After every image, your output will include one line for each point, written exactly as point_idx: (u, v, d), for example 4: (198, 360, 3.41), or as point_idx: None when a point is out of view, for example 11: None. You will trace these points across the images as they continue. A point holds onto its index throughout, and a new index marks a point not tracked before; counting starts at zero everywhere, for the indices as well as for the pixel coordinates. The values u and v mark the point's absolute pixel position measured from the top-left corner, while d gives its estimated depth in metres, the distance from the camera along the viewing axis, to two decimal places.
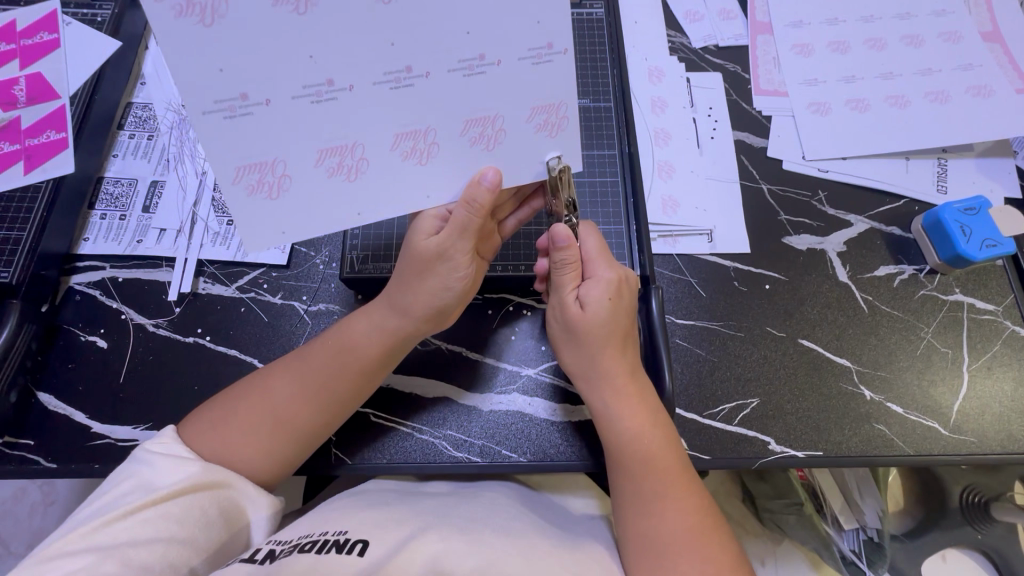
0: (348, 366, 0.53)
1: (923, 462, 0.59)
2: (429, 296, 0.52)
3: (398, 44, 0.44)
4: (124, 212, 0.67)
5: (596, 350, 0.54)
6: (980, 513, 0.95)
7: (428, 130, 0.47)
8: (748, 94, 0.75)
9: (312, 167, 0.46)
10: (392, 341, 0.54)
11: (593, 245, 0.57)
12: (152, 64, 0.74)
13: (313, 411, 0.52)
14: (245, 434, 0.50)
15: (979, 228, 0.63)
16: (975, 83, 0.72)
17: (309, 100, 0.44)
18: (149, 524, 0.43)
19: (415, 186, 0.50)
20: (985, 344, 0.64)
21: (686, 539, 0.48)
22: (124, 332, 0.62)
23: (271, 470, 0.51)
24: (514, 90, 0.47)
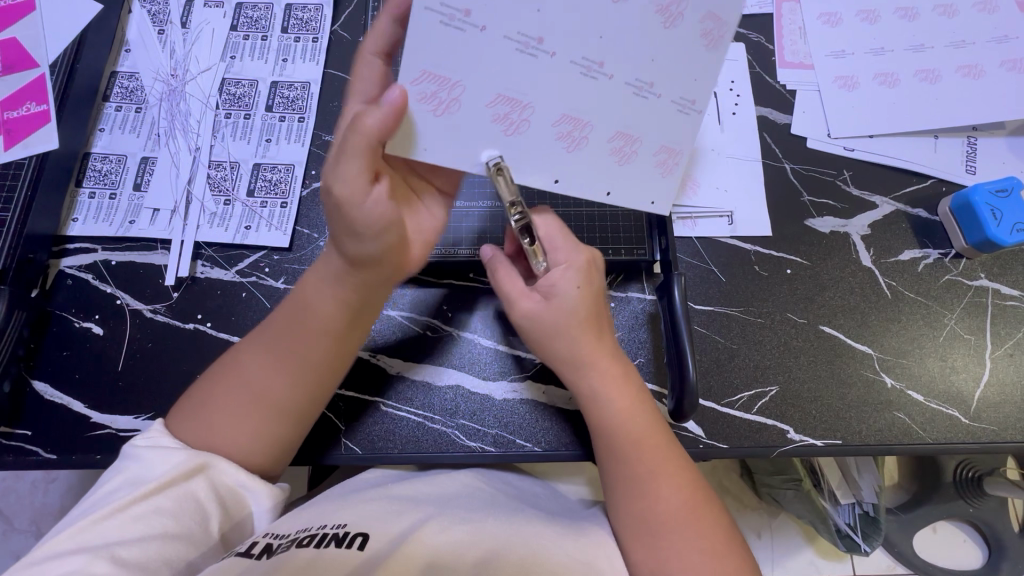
0: (300, 321, 0.50)
1: (940, 450, 0.59)
2: (347, 239, 0.46)
3: (605, 38, 0.46)
4: (114, 190, 0.63)
5: (571, 332, 0.51)
6: (973, 487, 0.96)
7: (587, 123, 0.49)
8: (772, 66, 0.71)
9: (484, 106, 0.47)
10: (342, 292, 0.49)
11: (555, 232, 0.54)
12: (137, 29, 0.69)
13: (273, 374, 0.49)
14: (211, 410, 0.48)
15: (1010, 211, 0.61)
16: (1011, 56, 0.69)
17: (516, 46, 0.45)
18: (139, 521, 0.42)
19: (552, 164, 0.50)
20: (1009, 330, 0.62)
21: (679, 517, 0.47)
22: (120, 318, 0.60)
23: (246, 448, 0.48)
24: (547, 83, 0.47)
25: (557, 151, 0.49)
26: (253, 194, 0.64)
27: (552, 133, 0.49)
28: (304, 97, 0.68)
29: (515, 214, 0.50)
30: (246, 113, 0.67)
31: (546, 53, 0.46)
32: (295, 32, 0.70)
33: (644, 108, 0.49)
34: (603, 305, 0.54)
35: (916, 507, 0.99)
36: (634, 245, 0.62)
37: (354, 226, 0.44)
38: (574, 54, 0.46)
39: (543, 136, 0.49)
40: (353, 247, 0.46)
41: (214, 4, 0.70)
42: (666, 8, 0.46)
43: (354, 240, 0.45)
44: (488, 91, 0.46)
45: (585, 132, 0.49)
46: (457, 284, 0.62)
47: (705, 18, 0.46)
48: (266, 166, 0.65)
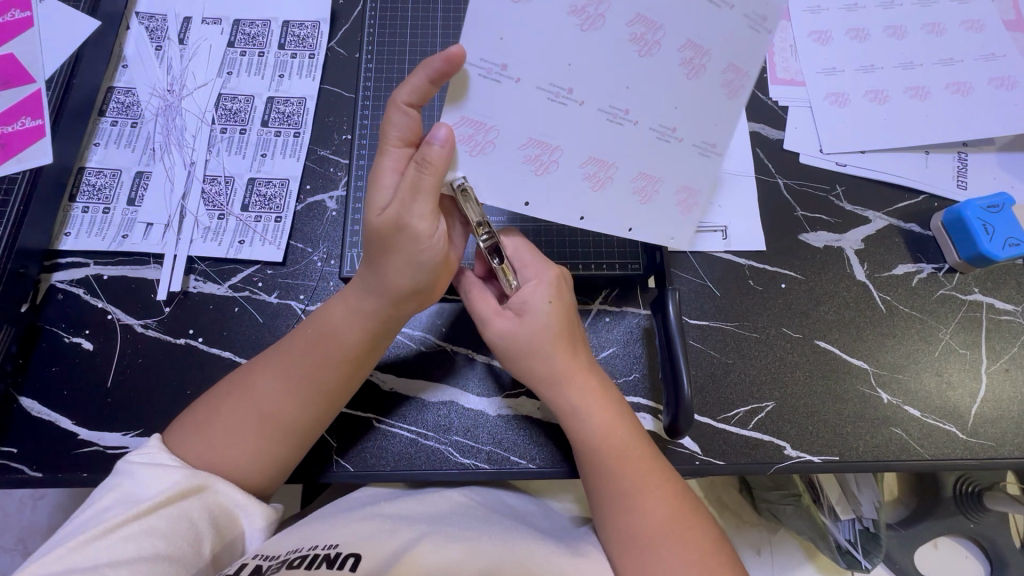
0: (332, 353, 0.50)
1: (937, 466, 0.58)
2: (403, 273, 0.48)
3: (631, 88, 0.47)
4: (108, 204, 0.63)
5: (544, 347, 0.51)
6: (973, 502, 0.95)
7: (612, 165, 0.50)
8: (764, 83, 0.72)
9: (516, 149, 0.47)
10: (376, 325, 0.50)
11: (523, 252, 0.55)
12: (134, 45, 0.69)
13: (299, 405, 0.49)
14: (228, 433, 0.47)
15: (1002, 225, 0.61)
16: (998, 74, 0.69)
17: (549, 96, 0.46)
18: (130, 542, 0.40)
19: (577, 203, 0.51)
20: (1004, 345, 0.62)
21: (668, 531, 0.47)
22: (110, 333, 0.59)
23: (260, 472, 0.49)
24: (573, 128, 0.48)
25: (582, 190, 0.51)
26: (248, 209, 0.64)
27: (579, 174, 0.50)
28: (300, 112, 0.68)
29: (482, 235, 0.50)
30: (242, 128, 0.67)
31: (576, 103, 0.47)
32: (292, 49, 0.71)
33: (652, 148, 0.50)
34: (574, 318, 0.54)
35: (916, 522, 0.98)
36: (628, 260, 0.62)
37: (416, 258, 0.47)
38: (602, 102, 0.47)
39: (570, 177, 0.50)
40: (404, 280, 0.48)
41: (212, 21, 0.71)
42: (691, 60, 0.47)
43: (410, 271, 0.48)
44: (522, 136, 0.47)
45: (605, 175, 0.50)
46: (451, 298, 0.62)
47: (728, 69, 0.47)
48: (261, 181, 0.65)
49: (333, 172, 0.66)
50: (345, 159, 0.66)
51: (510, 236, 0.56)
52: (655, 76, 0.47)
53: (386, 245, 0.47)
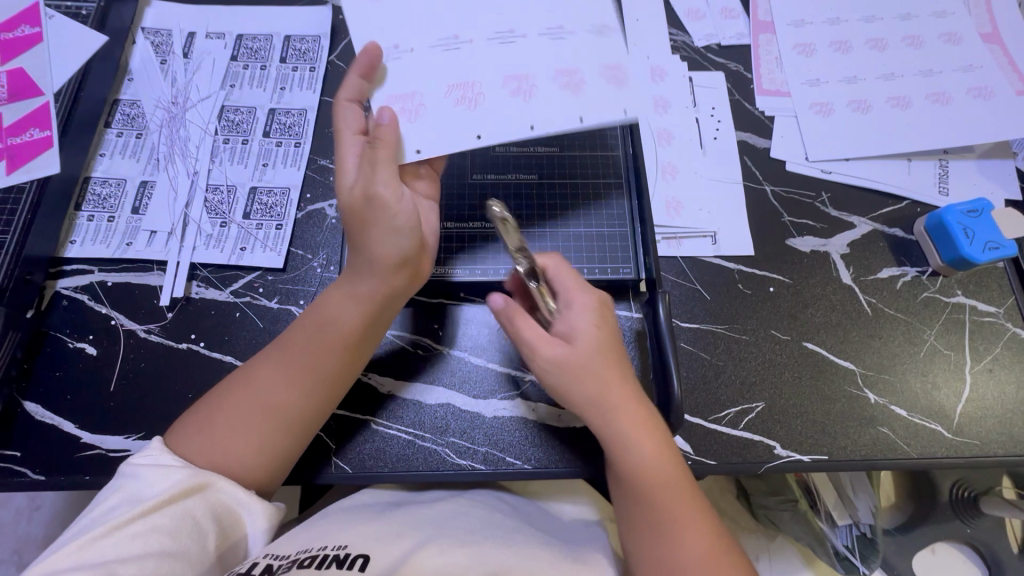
0: (329, 339, 0.52)
1: (925, 465, 0.59)
2: (384, 241, 0.50)
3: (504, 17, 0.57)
4: (113, 213, 0.65)
5: (598, 378, 0.52)
6: (969, 507, 0.96)
7: (526, 78, 0.55)
8: (751, 94, 0.74)
9: (444, 96, 0.53)
10: (372, 310, 0.52)
11: (567, 274, 0.56)
12: (140, 59, 0.72)
13: (298, 393, 0.51)
14: (231, 427, 0.49)
15: (982, 230, 0.63)
16: (976, 84, 0.72)
17: (442, 49, 0.55)
18: (137, 540, 0.42)
19: (523, 119, 0.53)
20: (987, 346, 0.63)
21: (705, 569, 0.48)
22: (114, 338, 0.60)
23: (262, 465, 0.50)
24: (479, 67, 0.55)
25: (516, 105, 0.54)
26: (249, 217, 0.65)
27: (505, 94, 0.54)
28: (300, 123, 0.70)
29: (521, 260, 0.54)
30: (244, 138, 0.69)
31: (465, 43, 0.55)
32: (293, 62, 0.73)
33: (548, 57, 0.56)
34: (617, 344, 0.55)
35: (914, 527, 0.99)
36: (620, 264, 0.63)
37: (393, 224, 0.50)
38: (488, 33, 0.56)
39: (483, 110, 0.54)
40: (387, 247, 0.50)
41: (215, 36, 0.73)
42: None
43: (389, 237, 0.50)
44: (442, 87, 0.54)
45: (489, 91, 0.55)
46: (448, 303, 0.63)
47: None
48: (262, 189, 0.67)
49: (332, 181, 0.68)
50: None
51: (551, 257, 0.57)
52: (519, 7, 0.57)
53: (363, 219, 0.50)
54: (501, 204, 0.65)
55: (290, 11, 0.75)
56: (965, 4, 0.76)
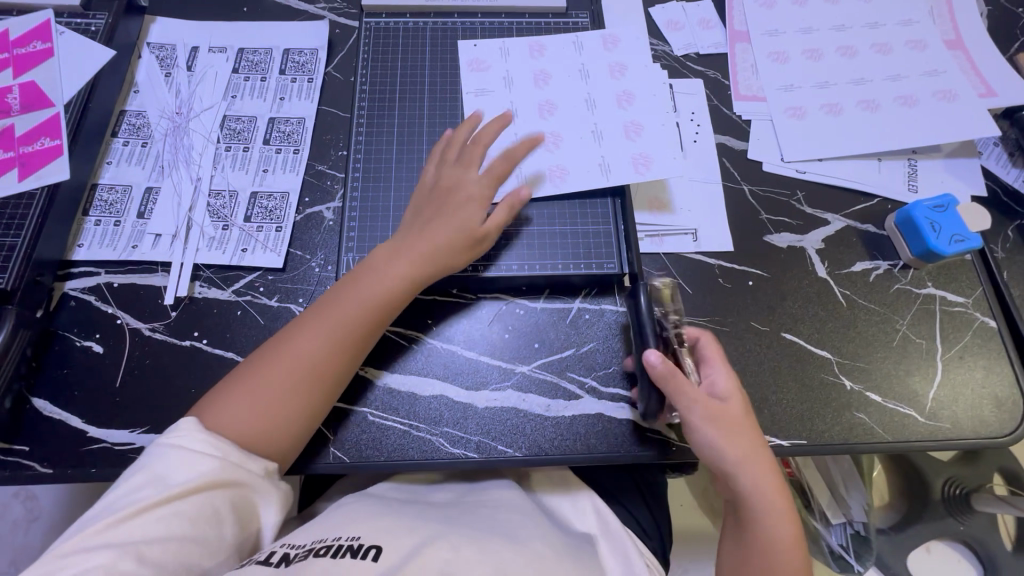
0: (367, 297, 0.58)
1: (900, 448, 0.62)
2: (457, 211, 0.62)
3: (540, 86, 0.71)
4: (119, 218, 0.68)
5: (744, 440, 0.55)
6: (962, 505, 1.01)
7: (601, 130, 0.68)
8: (728, 99, 0.78)
9: (559, 166, 0.67)
10: (407, 273, 0.59)
11: (713, 347, 0.59)
12: (145, 72, 0.75)
13: (337, 348, 0.56)
14: (274, 387, 0.54)
15: (947, 225, 0.67)
16: (941, 88, 0.76)
17: (527, 135, 0.68)
18: (163, 523, 0.45)
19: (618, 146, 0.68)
20: (957, 335, 0.66)
21: None
22: (119, 337, 0.63)
23: (301, 419, 0.55)
24: (573, 137, 0.68)
25: (606, 141, 0.68)
26: (250, 220, 0.68)
27: (584, 139, 0.68)
28: (299, 131, 0.73)
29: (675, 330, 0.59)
30: (245, 146, 0.72)
31: (542, 121, 0.69)
32: (292, 74, 0.76)
33: (590, 95, 0.70)
34: (752, 412, 0.59)
35: (908, 525, 1.03)
36: (604, 260, 0.66)
37: (463, 199, 0.63)
38: (537, 101, 0.70)
39: (657, 134, 0.67)
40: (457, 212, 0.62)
41: (218, 50, 0.77)
42: (534, 48, 0.73)
43: (459, 202, 0.62)
44: (551, 165, 0.67)
45: (646, 129, 0.68)
46: (442, 299, 0.66)
47: (532, 43, 0.73)
48: (263, 194, 0.70)
49: (330, 185, 0.71)
50: (341, 174, 0.71)
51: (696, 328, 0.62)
52: (550, 77, 0.71)
53: (448, 196, 0.63)
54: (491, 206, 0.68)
55: (288, 26, 0.79)
56: (930, 13, 0.81)
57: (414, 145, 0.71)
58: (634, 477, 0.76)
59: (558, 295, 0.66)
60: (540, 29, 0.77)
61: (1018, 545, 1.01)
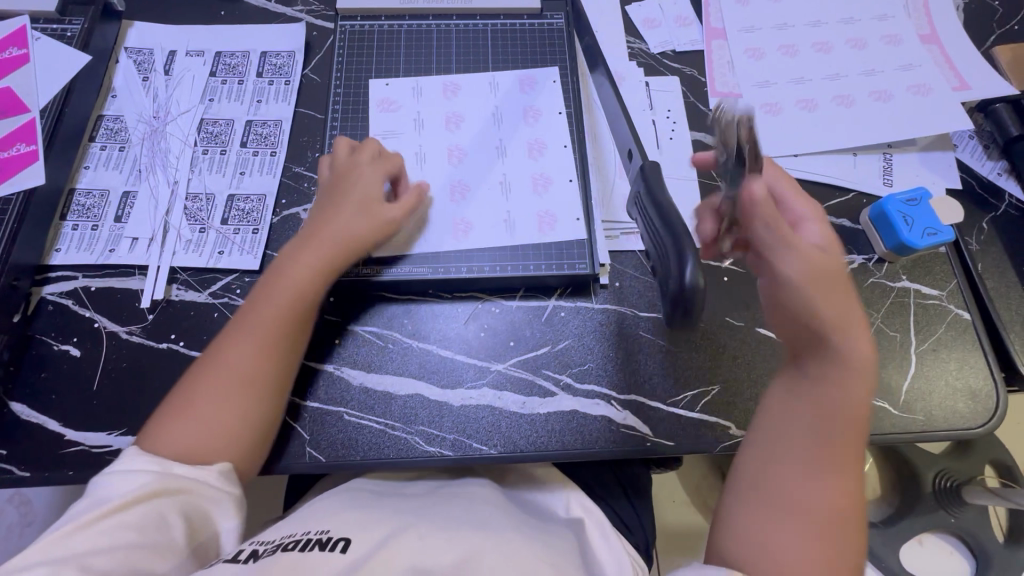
0: (286, 290, 0.58)
1: (875, 440, 0.62)
2: (357, 192, 0.63)
3: (452, 138, 0.72)
4: (96, 222, 0.68)
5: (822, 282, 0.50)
6: (952, 497, 1.02)
7: (507, 184, 0.70)
8: (704, 96, 0.78)
9: (463, 220, 0.68)
10: (320, 260, 0.59)
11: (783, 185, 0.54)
12: (123, 77, 0.75)
13: (267, 351, 0.55)
14: (213, 401, 0.53)
15: (920, 218, 0.67)
16: (916, 82, 0.76)
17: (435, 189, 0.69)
18: (106, 534, 0.44)
19: (525, 199, 0.69)
20: (931, 328, 0.67)
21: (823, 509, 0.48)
22: (97, 340, 0.63)
23: (249, 427, 0.54)
24: (479, 195, 0.69)
25: (510, 198, 0.69)
26: (227, 222, 0.68)
27: (489, 193, 0.69)
28: (276, 133, 0.74)
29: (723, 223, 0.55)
30: (221, 149, 0.72)
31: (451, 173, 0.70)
32: (268, 76, 0.77)
33: (501, 147, 0.71)
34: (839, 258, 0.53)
35: (899, 518, 1.03)
36: (575, 260, 0.66)
37: (358, 177, 0.64)
38: (446, 152, 0.71)
39: (562, 192, 0.69)
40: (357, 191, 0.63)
41: (195, 54, 0.78)
42: (448, 90, 0.74)
43: (353, 181, 0.64)
44: (452, 219, 0.68)
45: (552, 185, 0.70)
46: (419, 299, 0.66)
47: (446, 85, 0.74)
48: (240, 197, 0.70)
49: (307, 187, 0.71)
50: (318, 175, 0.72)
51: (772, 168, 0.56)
52: (463, 129, 0.72)
53: (342, 182, 0.64)
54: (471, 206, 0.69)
55: (265, 29, 0.79)
56: (905, 7, 0.81)
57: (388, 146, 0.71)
58: (615, 473, 0.76)
59: (534, 293, 0.67)
60: (515, 30, 0.78)
61: (1010, 536, 1.03)
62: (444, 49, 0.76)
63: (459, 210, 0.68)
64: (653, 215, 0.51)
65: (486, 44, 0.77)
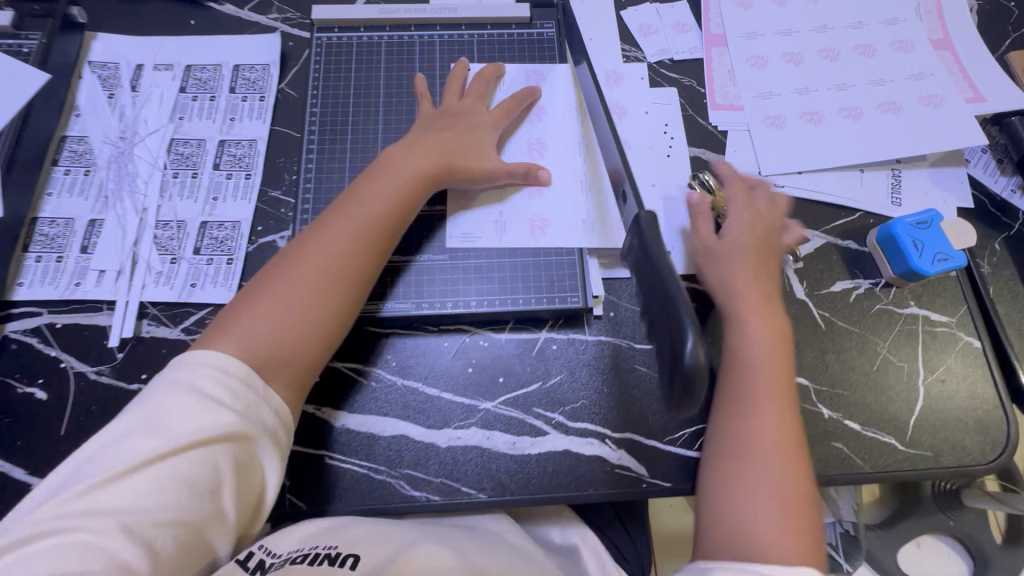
0: (381, 196, 0.58)
1: (880, 478, 0.60)
2: (467, 132, 0.64)
3: (536, 127, 0.69)
4: (61, 253, 0.64)
5: (726, 258, 0.60)
6: (951, 500, 0.98)
7: (581, 179, 0.67)
8: (703, 108, 0.74)
9: (545, 213, 0.65)
10: (415, 172, 0.60)
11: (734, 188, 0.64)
12: (86, 94, 0.71)
13: (355, 260, 0.55)
14: (298, 294, 0.53)
15: (931, 242, 0.64)
16: (927, 92, 0.72)
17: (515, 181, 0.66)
18: (153, 485, 0.43)
19: (559, 201, 0.66)
20: (940, 357, 0.64)
21: (771, 450, 0.53)
22: (64, 382, 0.60)
23: (326, 328, 0.54)
24: (557, 190, 0.66)
25: (569, 196, 0.66)
26: (199, 252, 0.65)
27: (561, 190, 0.66)
28: (251, 154, 0.69)
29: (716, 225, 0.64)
30: (193, 172, 0.68)
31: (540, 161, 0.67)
32: (242, 92, 0.72)
33: (570, 143, 0.68)
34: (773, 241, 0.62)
35: (898, 521, 1.01)
36: (567, 293, 0.63)
37: (470, 117, 0.65)
38: (529, 144, 0.68)
39: (560, 196, 0.66)
40: (469, 132, 0.64)
41: (164, 68, 0.73)
42: (531, 78, 0.71)
43: (466, 119, 0.65)
44: (527, 215, 0.65)
45: (550, 190, 0.66)
46: (402, 333, 0.63)
47: (532, 73, 0.71)
48: (213, 224, 0.66)
49: (284, 213, 0.67)
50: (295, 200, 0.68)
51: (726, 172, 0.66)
52: (555, 120, 0.69)
53: (455, 117, 0.65)
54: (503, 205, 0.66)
55: (238, 41, 0.75)
56: (916, 10, 0.76)
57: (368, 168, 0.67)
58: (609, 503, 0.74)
59: (523, 325, 0.63)
60: (503, 41, 0.74)
61: (1008, 538, 1.01)
62: (428, 62, 0.72)
63: (536, 208, 0.65)
64: (653, 271, 0.47)
65: (472, 55, 0.73)
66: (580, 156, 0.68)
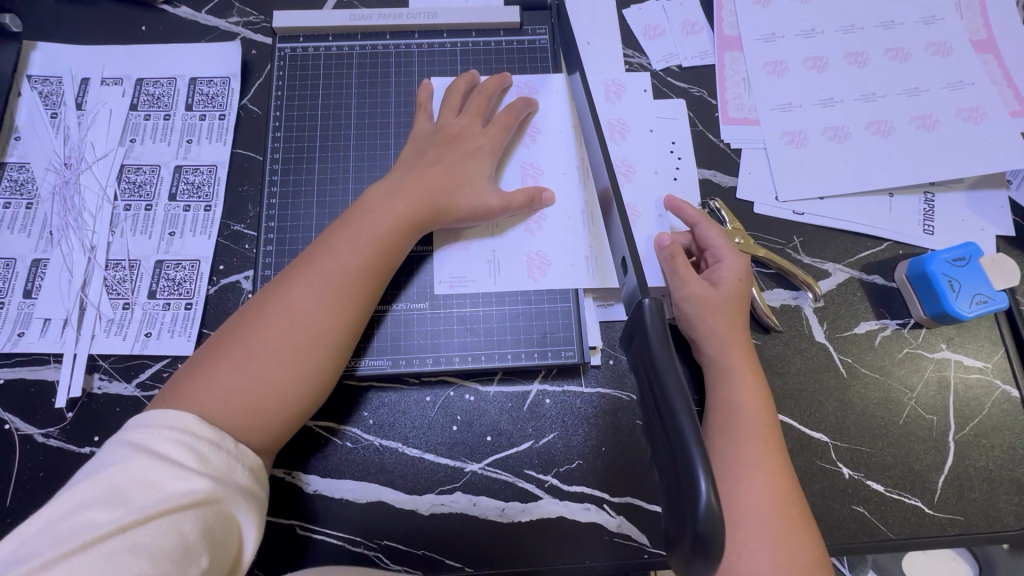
0: (370, 239, 0.51)
1: (905, 544, 0.54)
2: (459, 159, 0.57)
3: (531, 148, 0.62)
4: (2, 299, 0.58)
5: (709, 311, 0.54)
6: None
7: (575, 209, 0.60)
8: (715, 123, 0.66)
9: (546, 251, 0.59)
10: (405, 212, 0.53)
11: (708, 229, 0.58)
12: (27, 114, 0.64)
13: (339, 313, 0.48)
14: (274, 349, 0.45)
15: (969, 281, 0.57)
16: (967, 105, 0.64)
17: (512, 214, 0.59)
18: (112, 559, 0.34)
19: (557, 234, 0.59)
20: (973, 408, 0.58)
21: (767, 519, 0.46)
22: (8, 446, 0.54)
23: (304, 392, 0.46)
24: (554, 223, 0.59)
25: (561, 228, 0.59)
26: (155, 296, 0.59)
27: (557, 222, 0.60)
28: (210, 181, 0.62)
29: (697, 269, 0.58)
30: (147, 204, 0.62)
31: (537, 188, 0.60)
32: (199, 109, 0.65)
33: (566, 167, 0.61)
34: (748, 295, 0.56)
35: None
36: (561, 346, 0.57)
37: (466, 143, 0.58)
38: (525, 169, 0.61)
39: (561, 229, 0.59)
40: (462, 160, 0.57)
41: (111, 82, 0.65)
42: (525, 90, 0.63)
43: (461, 145, 0.58)
44: (527, 253, 0.59)
45: (548, 220, 0.60)
46: (380, 385, 0.57)
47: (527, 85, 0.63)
48: (170, 263, 0.60)
49: (248, 249, 0.61)
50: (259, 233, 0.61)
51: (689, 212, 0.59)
52: (552, 140, 0.62)
53: (450, 142, 0.58)
54: (503, 242, 0.59)
55: (193, 49, 0.67)
56: (956, 6, 0.68)
57: (339, 197, 0.60)
58: None
59: (513, 376, 0.58)
60: (488, 49, 0.65)
61: None
62: (405, 74, 0.64)
63: (536, 246, 0.59)
64: (656, 377, 0.38)
65: (453, 67, 0.65)
66: (581, 181, 0.61)
